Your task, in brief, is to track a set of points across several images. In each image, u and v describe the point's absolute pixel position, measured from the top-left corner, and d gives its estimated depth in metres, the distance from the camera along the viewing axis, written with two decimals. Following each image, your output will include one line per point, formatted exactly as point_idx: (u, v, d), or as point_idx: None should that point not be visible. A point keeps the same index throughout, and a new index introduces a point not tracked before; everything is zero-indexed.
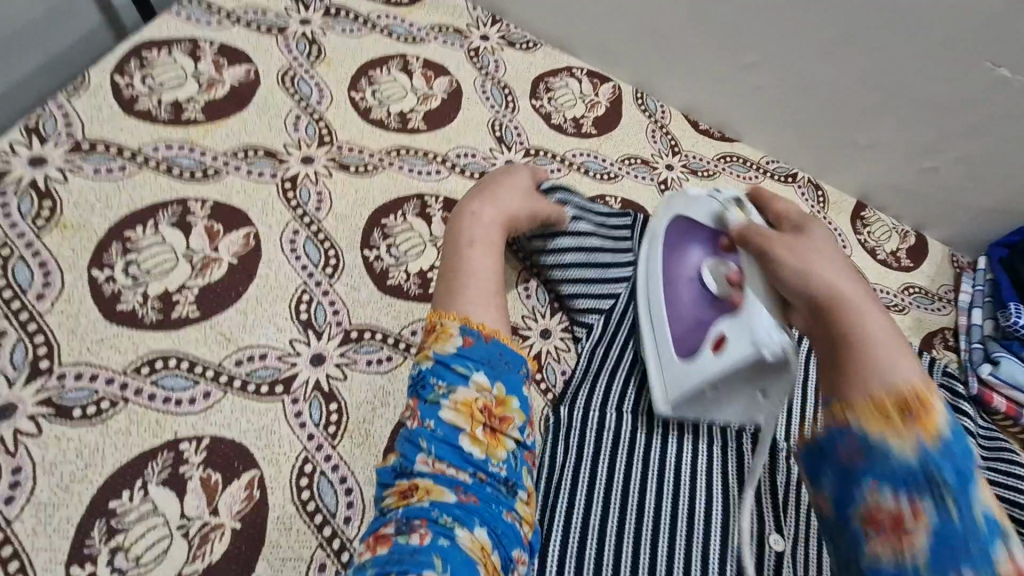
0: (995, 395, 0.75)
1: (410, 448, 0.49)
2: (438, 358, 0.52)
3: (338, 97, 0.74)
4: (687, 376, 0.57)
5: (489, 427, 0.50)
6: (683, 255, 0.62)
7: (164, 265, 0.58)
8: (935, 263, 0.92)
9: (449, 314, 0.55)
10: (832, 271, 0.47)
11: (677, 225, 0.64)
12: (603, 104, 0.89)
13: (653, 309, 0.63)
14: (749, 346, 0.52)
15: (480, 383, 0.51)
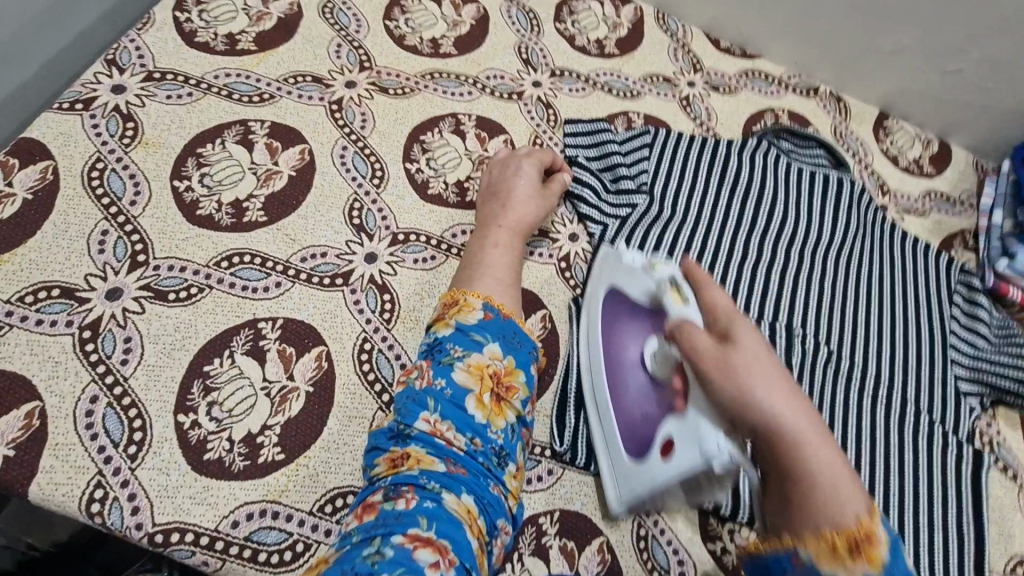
0: (1010, 287, 0.82)
1: (413, 406, 0.52)
2: (459, 326, 0.56)
3: (374, 25, 0.80)
4: (638, 480, 0.56)
5: (496, 395, 0.54)
6: (624, 344, 0.63)
7: (233, 176, 0.65)
8: (958, 169, 0.96)
9: (472, 292, 0.59)
10: (766, 394, 0.43)
11: (613, 299, 0.64)
12: (625, 26, 0.92)
13: (600, 400, 0.62)
14: (696, 457, 0.49)
15: (493, 352, 0.55)
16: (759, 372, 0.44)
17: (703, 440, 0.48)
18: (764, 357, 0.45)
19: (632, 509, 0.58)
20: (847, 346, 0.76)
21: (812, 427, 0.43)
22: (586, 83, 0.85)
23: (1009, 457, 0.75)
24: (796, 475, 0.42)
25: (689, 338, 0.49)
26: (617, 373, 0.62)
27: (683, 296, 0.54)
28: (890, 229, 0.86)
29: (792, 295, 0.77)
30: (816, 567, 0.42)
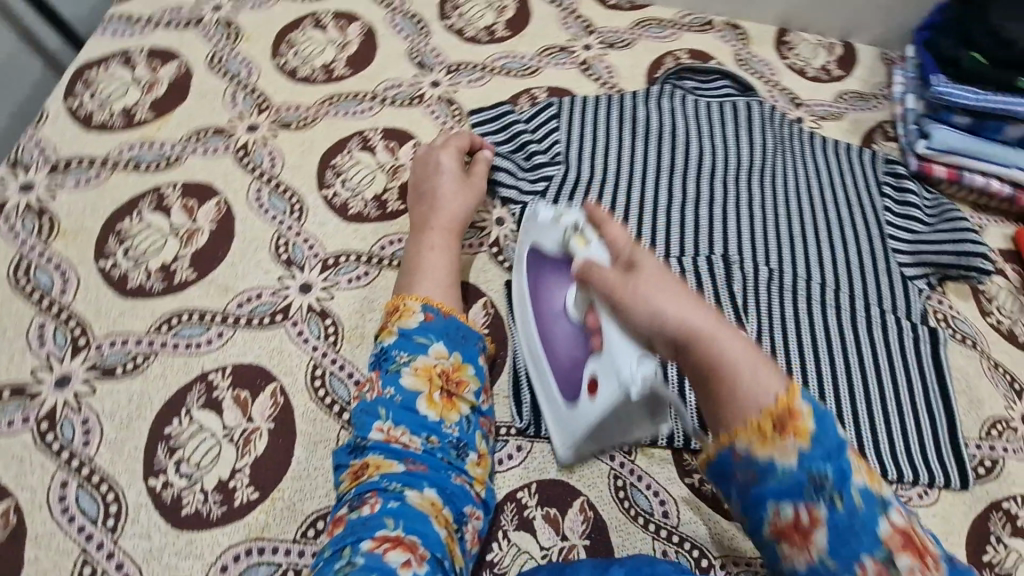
0: (934, 167, 0.84)
1: (367, 417, 0.55)
2: (402, 332, 0.58)
3: (265, 66, 0.81)
4: (576, 421, 0.57)
5: (447, 392, 0.56)
6: (548, 294, 0.62)
7: (156, 243, 0.67)
8: (866, 65, 0.98)
9: (411, 297, 0.60)
10: (677, 308, 0.47)
11: (534, 256, 0.64)
12: (511, 7, 0.93)
13: (536, 350, 0.64)
14: (614, 387, 0.51)
15: (438, 351, 0.57)
16: (662, 289, 0.47)
17: (618, 370, 0.50)
18: (665, 277, 0.49)
19: (579, 451, 0.60)
20: (788, 260, 0.77)
21: (718, 327, 0.46)
22: (484, 70, 0.87)
23: (967, 328, 0.77)
24: (717, 373, 0.46)
25: (593, 274, 0.51)
26: (545, 324, 0.62)
27: (585, 240, 0.55)
28: (809, 139, 0.88)
29: (723, 225, 0.79)
30: (754, 458, 0.45)
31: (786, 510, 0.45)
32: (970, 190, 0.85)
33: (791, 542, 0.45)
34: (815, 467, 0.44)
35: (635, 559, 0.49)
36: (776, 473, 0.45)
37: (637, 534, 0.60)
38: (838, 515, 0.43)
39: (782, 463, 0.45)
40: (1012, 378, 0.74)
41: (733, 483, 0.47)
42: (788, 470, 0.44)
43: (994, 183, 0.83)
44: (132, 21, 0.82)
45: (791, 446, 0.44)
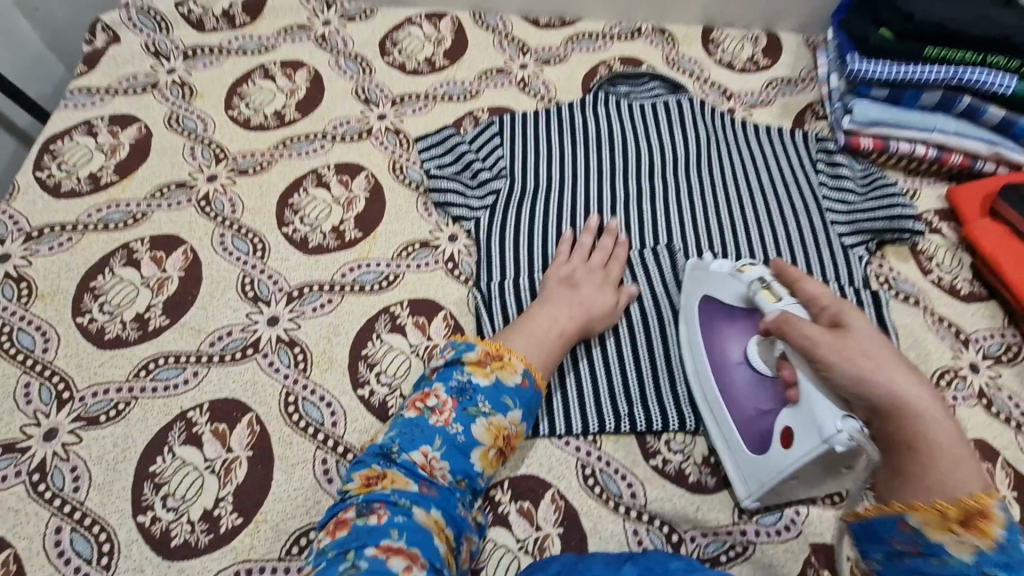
0: (861, 139, 0.88)
1: (423, 435, 0.57)
2: (496, 382, 0.60)
3: (220, 120, 0.87)
4: (765, 470, 0.59)
5: (499, 452, 0.59)
6: (723, 343, 0.66)
7: (129, 295, 0.71)
8: (791, 52, 1.03)
9: (517, 353, 0.63)
10: (890, 376, 0.48)
11: (707, 306, 0.68)
12: (448, 38, 0.99)
13: (708, 399, 0.65)
14: (817, 441, 0.53)
15: (514, 417, 0.60)
16: (871, 353, 0.49)
17: (822, 424, 0.52)
18: (874, 339, 0.50)
19: (764, 500, 0.60)
20: (732, 243, 0.81)
21: (926, 395, 0.47)
22: (426, 100, 0.92)
23: (907, 288, 0.80)
24: (916, 436, 0.46)
25: (796, 327, 0.53)
26: (721, 371, 0.65)
27: (774, 296, 0.60)
28: (742, 127, 0.93)
29: (667, 218, 0.83)
30: (923, 536, 0.44)
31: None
32: (898, 157, 0.88)
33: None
34: (990, 567, 0.41)
35: (647, 558, 0.47)
36: (945, 558, 0.43)
37: (608, 519, 0.62)
38: None
39: (955, 553, 0.42)
40: (958, 330, 0.77)
41: (887, 546, 0.46)
42: (960, 563, 0.42)
43: (920, 148, 0.87)
44: (92, 91, 0.88)
45: (970, 545, 0.42)
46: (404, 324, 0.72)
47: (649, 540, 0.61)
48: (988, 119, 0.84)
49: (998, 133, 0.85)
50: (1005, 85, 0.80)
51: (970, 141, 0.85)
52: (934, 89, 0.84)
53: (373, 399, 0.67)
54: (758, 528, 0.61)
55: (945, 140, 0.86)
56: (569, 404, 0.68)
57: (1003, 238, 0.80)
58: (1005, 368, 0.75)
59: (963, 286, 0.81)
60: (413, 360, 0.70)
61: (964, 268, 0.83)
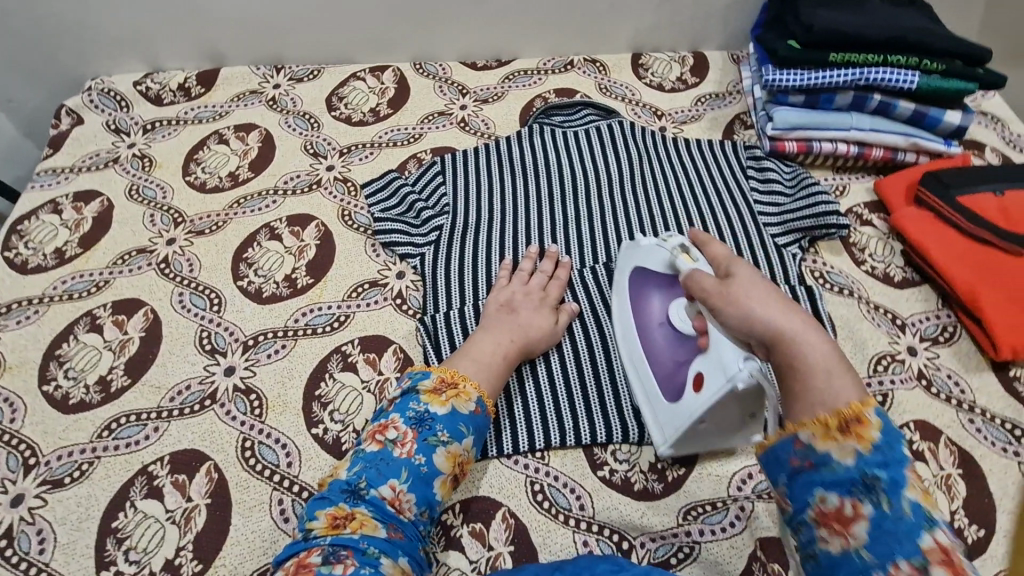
0: (784, 143, 0.92)
1: (389, 470, 0.58)
2: (454, 411, 0.62)
3: (178, 186, 0.92)
4: (679, 415, 0.64)
5: (455, 480, 0.61)
6: (647, 307, 0.72)
7: (92, 360, 0.75)
8: (718, 68, 1.08)
9: (471, 381, 0.65)
10: (770, 311, 0.49)
11: (636, 276, 0.74)
12: (391, 87, 1.05)
13: (634, 357, 0.71)
14: (724, 380, 0.59)
15: (469, 444, 0.62)
16: (752, 292, 0.52)
17: (727, 365, 0.59)
18: (758, 282, 0.52)
19: (677, 447, 0.66)
20: None
21: (805, 323, 0.49)
22: (371, 147, 0.97)
23: (842, 280, 0.83)
24: (796, 362, 0.48)
25: (697, 282, 0.56)
26: (646, 333, 0.71)
27: (693, 259, 0.65)
28: (673, 143, 0.97)
29: (605, 237, 0.87)
30: (813, 449, 0.46)
31: (832, 498, 0.45)
32: (823, 156, 0.93)
33: (832, 529, 0.44)
34: (870, 469, 0.44)
35: (575, 565, 0.51)
36: (831, 465, 0.45)
37: (558, 532, 0.64)
38: (883, 516, 0.43)
39: (840, 459, 0.45)
40: (894, 315, 0.80)
41: (786, 467, 0.47)
42: (844, 467, 0.44)
43: (842, 146, 0.91)
44: (57, 171, 0.94)
45: (851, 449, 0.44)
46: (355, 361, 0.75)
47: (599, 549, 0.63)
48: (900, 113, 0.89)
49: (912, 124, 0.90)
50: (908, 81, 0.85)
51: (887, 135, 0.90)
52: (845, 90, 0.88)
53: (327, 436, 0.69)
54: (702, 528, 0.63)
55: (864, 137, 0.90)
56: (517, 422, 0.70)
57: (927, 225, 0.84)
58: (940, 349, 0.78)
59: (896, 274, 0.85)
60: (364, 396, 0.72)
61: (895, 257, 0.87)
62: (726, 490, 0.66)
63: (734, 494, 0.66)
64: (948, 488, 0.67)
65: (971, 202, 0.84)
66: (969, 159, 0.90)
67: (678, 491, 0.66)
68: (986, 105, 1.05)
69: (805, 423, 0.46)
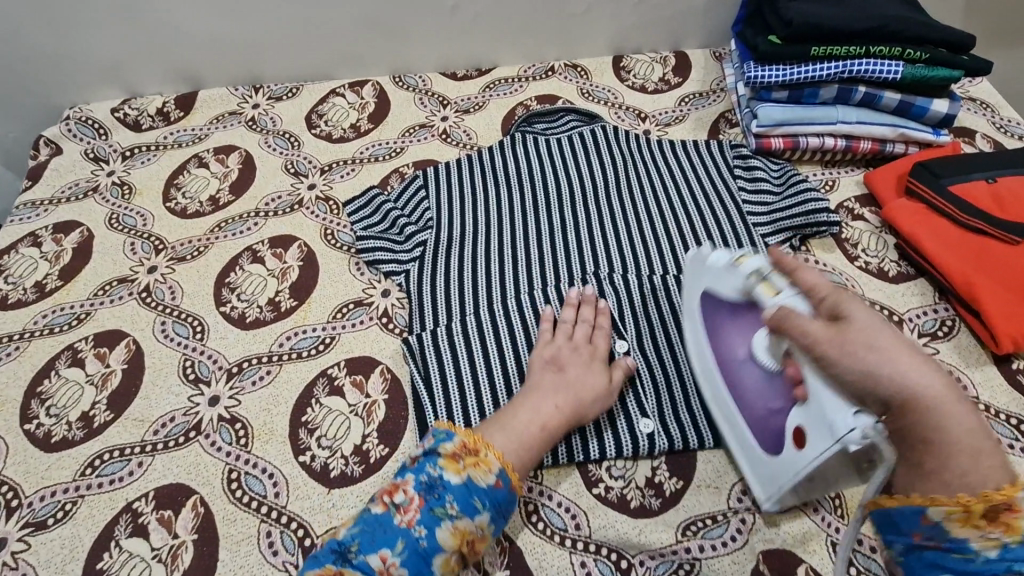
0: (770, 140, 0.91)
1: (385, 537, 0.57)
2: (467, 483, 0.59)
3: (158, 213, 0.91)
4: (781, 471, 0.59)
5: (462, 555, 0.58)
6: (728, 343, 0.65)
7: (75, 395, 0.73)
8: (700, 67, 1.07)
9: (494, 450, 0.61)
10: (902, 374, 0.47)
11: (709, 305, 0.68)
12: (371, 102, 1.04)
13: (721, 397, 0.66)
14: (829, 442, 0.52)
15: (481, 521, 0.58)
16: (878, 347, 0.48)
17: (830, 422, 0.51)
18: (883, 335, 0.49)
19: (783, 501, 0.61)
20: (655, 260, 0.83)
21: (943, 390, 0.46)
22: (353, 164, 0.96)
23: (836, 278, 0.82)
24: (932, 430, 0.46)
25: (800, 326, 0.52)
26: (729, 372, 0.65)
27: (775, 290, 0.58)
28: (658, 146, 0.96)
29: (591, 244, 0.85)
30: (948, 533, 0.46)
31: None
32: (810, 151, 0.91)
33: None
34: (1017, 563, 0.43)
35: None
36: (969, 554, 0.45)
37: (555, 554, 0.62)
38: None
39: (980, 549, 0.44)
40: (889, 312, 0.79)
41: (911, 538, 0.48)
42: (986, 559, 0.44)
43: (829, 140, 0.90)
44: (37, 203, 0.93)
45: (995, 541, 0.44)
46: (342, 384, 0.74)
47: (598, 570, 0.61)
48: (886, 104, 0.88)
49: (899, 115, 0.89)
50: (892, 71, 0.84)
51: (875, 127, 0.88)
52: (829, 83, 0.87)
53: (315, 463, 0.68)
54: (702, 544, 0.62)
55: (850, 130, 0.89)
56: None
57: (921, 216, 0.82)
58: (939, 345, 0.76)
59: (890, 268, 0.83)
60: (352, 420, 0.71)
61: (889, 251, 0.85)
62: (726, 503, 0.65)
63: (734, 507, 0.65)
64: None
65: (963, 190, 0.83)
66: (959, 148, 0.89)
67: (677, 507, 0.65)
68: (975, 91, 1.04)
69: (943, 505, 0.45)
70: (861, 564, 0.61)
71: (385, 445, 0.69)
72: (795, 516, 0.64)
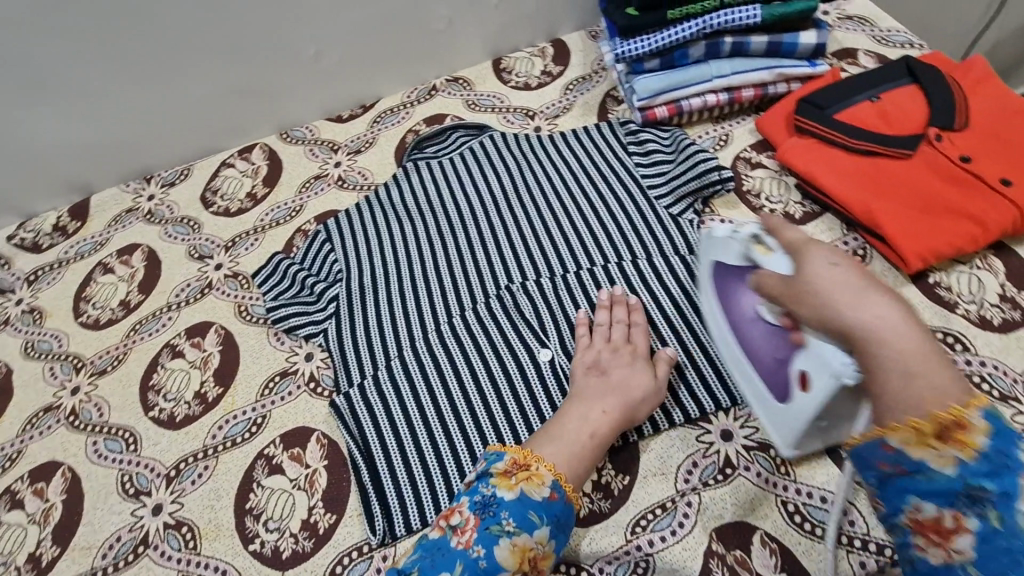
0: (654, 111, 0.90)
1: (444, 561, 0.55)
2: (523, 497, 0.58)
3: (72, 330, 0.90)
4: (793, 415, 0.60)
5: (528, 574, 0.56)
6: (740, 300, 0.66)
7: (19, 538, 0.73)
8: (579, 51, 1.07)
9: (545, 462, 0.61)
10: (850, 308, 0.48)
11: (718, 270, 0.68)
12: (263, 165, 1.03)
13: (733, 355, 0.67)
14: (829, 378, 0.53)
15: (540, 535, 0.57)
16: (830, 288, 0.50)
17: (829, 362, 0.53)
18: (838, 276, 0.50)
19: (802, 443, 0.62)
20: (567, 256, 0.83)
21: (892, 317, 0.46)
22: (255, 234, 0.95)
23: None
24: (877, 363, 0.47)
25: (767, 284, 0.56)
26: (741, 328, 0.65)
27: (770, 248, 0.59)
28: (551, 140, 0.95)
29: (502, 255, 0.84)
30: (906, 455, 0.44)
31: (929, 508, 0.43)
32: (696, 111, 0.91)
33: (929, 538, 0.43)
34: (975, 480, 0.41)
35: None
36: (928, 474, 0.43)
37: None
38: (990, 530, 0.41)
39: (939, 469, 0.42)
40: None
41: (878, 473, 0.46)
42: (946, 477, 0.42)
43: (710, 97, 0.89)
44: None
45: (952, 458, 0.42)
46: (280, 461, 0.73)
47: None
48: (756, 48, 0.87)
49: (772, 56, 0.89)
50: (751, 16, 0.83)
51: (751, 74, 0.88)
52: (696, 41, 0.86)
53: (265, 548, 0.68)
54: (652, 537, 0.62)
55: (728, 82, 0.88)
56: (449, 478, 0.68)
57: (814, 151, 0.82)
58: None
59: (796, 210, 0.83)
60: (295, 494, 0.71)
61: (792, 192, 0.85)
62: (673, 488, 0.65)
63: (681, 490, 0.65)
64: None
65: (850, 116, 0.82)
66: (839, 74, 0.88)
67: (625, 505, 0.65)
68: (850, 9, 1.03)
69: (899, 432, 0.44)
70: (813, 517, 0.61)
71: (332, 513, 0.69)
72: (740, 486, 0.64)
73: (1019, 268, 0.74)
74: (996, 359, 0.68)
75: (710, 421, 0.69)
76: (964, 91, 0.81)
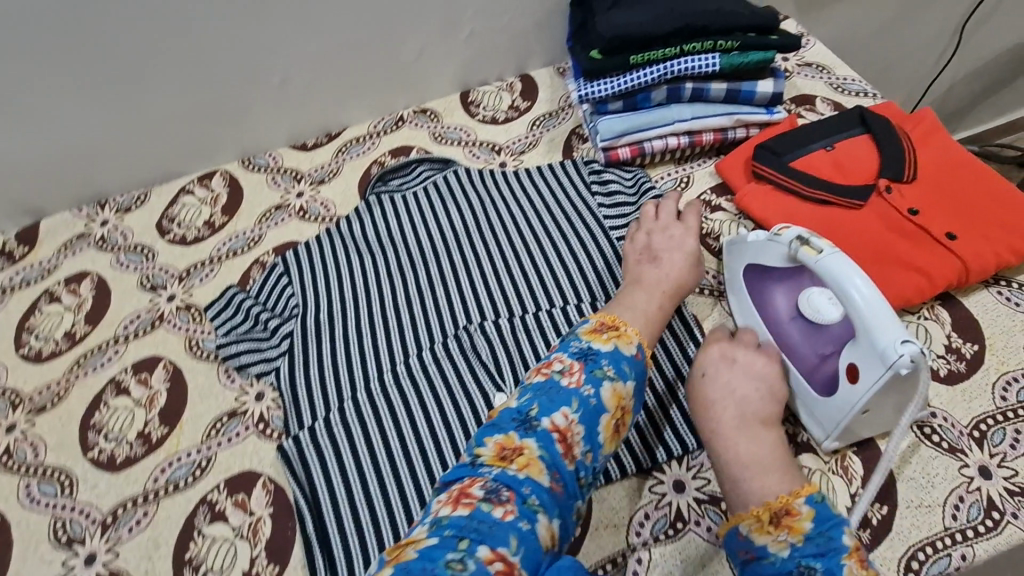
0: (617, 151, 0.91)
1: (560, 398, 0.59)
2: (617, 350, 0.63)
3: (12, 362, 0.86)
4: (837, 408, 0.64)
5: (617, 426, 0.60)
6: (776, 302, 0.71)
7: None
8: (546, 87, 1.08)
9: (632, 326, 0.67)
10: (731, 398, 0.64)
11: (753, 273, 0.75)
12: (223, 193, 1.01)
13: None
14: (882, 367, 0.59)
15: (629, 389, 0.61)
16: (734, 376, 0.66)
17: (883, 350, 0.58)
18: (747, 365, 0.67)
19: (842, 438, 0.66)
20: (526, 296, 0.82)
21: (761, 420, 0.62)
22: (211, 265, 0.93)
23: (702, 280, 0.83)
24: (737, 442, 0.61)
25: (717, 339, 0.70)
26: (778, 329, 0.71)
27: (813, 249, 0.66)
28: (516, 177, 0.95)
29: (460, 293, 0.84)
30: (754, 542, 0.55)
31: None
32: (658, 153, 0.92)
33: None
34: (805, 560, 0.52)
35: None
36: (771, 558, 0.53)
37: None
38: None
39: (776, 550, 0.53)
40: None
41: (739, 558, 0.56)
42: (782, 558, 0.53)
43: (672, 139, 0.91)
44: None
45: (786, 541, 0.53)
46: (223, 508, 0.71)
47: None
48: (715, 95, 0.89)
49: (731, 102, 0.90)
50: (710, 64, 0.85)
51: (711, 119, 0.90)
52: (658, 86, 0.88)
53: None
54: None
55: (688, 127, 0.90)
56: (398, 529, 0.66)
57: (770, 198, 0.84)
58: None
59: None
60: (237, 544, 0.68)
61: None
62: (625, 541, 0.64)
63: (632, 543, 0.64)
64: (845, 470, 0.66)
65: (804, 164, 0.84)
66: (795, 122, 0.91)
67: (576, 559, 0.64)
68: (809, 55, 1.06)
69: (744, 516, 0.56)
70: None
71: (275, 563, 0.67)
72: (690, 541, 0.64)
73: (965, 318, 0.75)
74: (944, 410, 0.69)
75: (664, 471, 0.68)
76: (913, 143, 0.83)
